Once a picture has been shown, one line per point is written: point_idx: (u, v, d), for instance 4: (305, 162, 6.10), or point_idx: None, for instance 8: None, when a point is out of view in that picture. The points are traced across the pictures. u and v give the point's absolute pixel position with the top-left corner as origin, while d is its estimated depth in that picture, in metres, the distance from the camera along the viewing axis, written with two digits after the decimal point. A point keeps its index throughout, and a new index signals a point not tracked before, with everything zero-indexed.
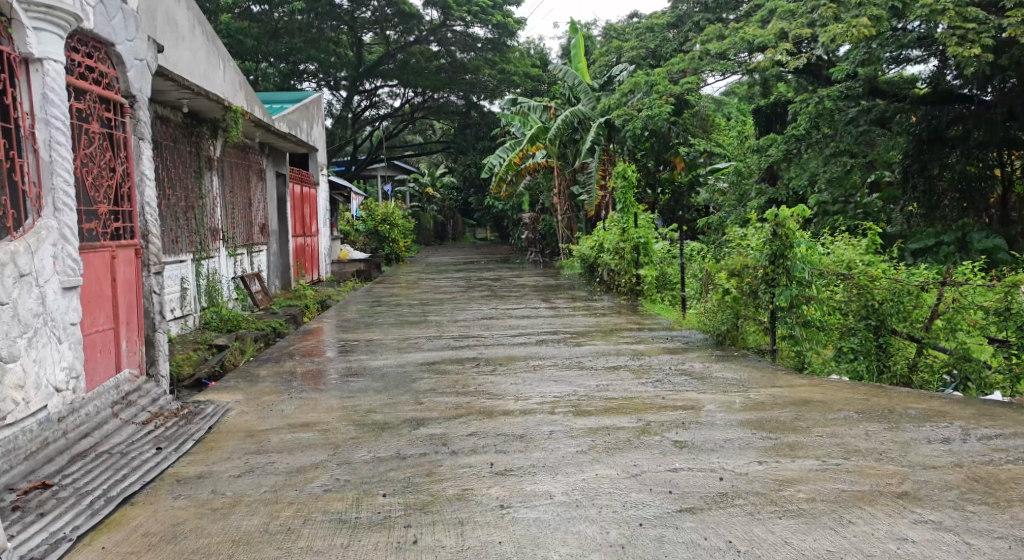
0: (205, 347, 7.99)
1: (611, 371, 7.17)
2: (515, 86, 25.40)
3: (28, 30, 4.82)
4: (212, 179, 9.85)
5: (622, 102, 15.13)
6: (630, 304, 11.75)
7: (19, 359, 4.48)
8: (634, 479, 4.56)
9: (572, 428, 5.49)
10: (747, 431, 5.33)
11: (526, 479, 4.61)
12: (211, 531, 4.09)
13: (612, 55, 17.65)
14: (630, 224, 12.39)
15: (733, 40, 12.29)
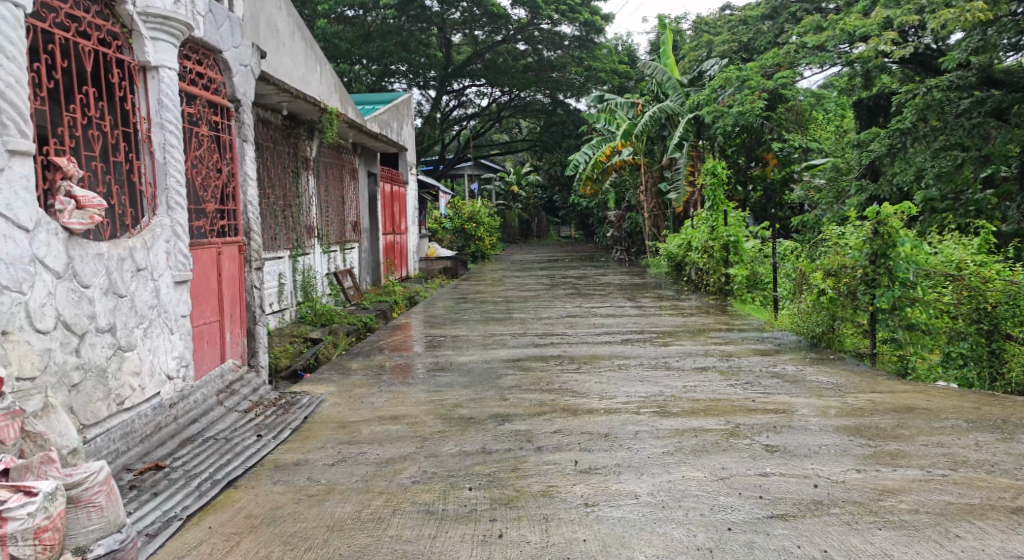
0: (300, 340, 8.34)
1: (699, 372, 7.14)
2: (603, 83, 25.20)
3: (146, 40, 5.10)
4: (309, 179, 10.22)
5: (713, 98, 15.01)
6: (720, 303, 11.61)
7: (135, 348, 4.80)
8: (723, 482, 4.56)
9: (659, 429, 5.52)
10: (844, 437, 5.26)
11: (611, 478, 4.67)
12: (307, 517, 4.29)
13: (702, 50, 17.43)
14: (719, 222, 12.25)
15: (831, 31, 11.98)
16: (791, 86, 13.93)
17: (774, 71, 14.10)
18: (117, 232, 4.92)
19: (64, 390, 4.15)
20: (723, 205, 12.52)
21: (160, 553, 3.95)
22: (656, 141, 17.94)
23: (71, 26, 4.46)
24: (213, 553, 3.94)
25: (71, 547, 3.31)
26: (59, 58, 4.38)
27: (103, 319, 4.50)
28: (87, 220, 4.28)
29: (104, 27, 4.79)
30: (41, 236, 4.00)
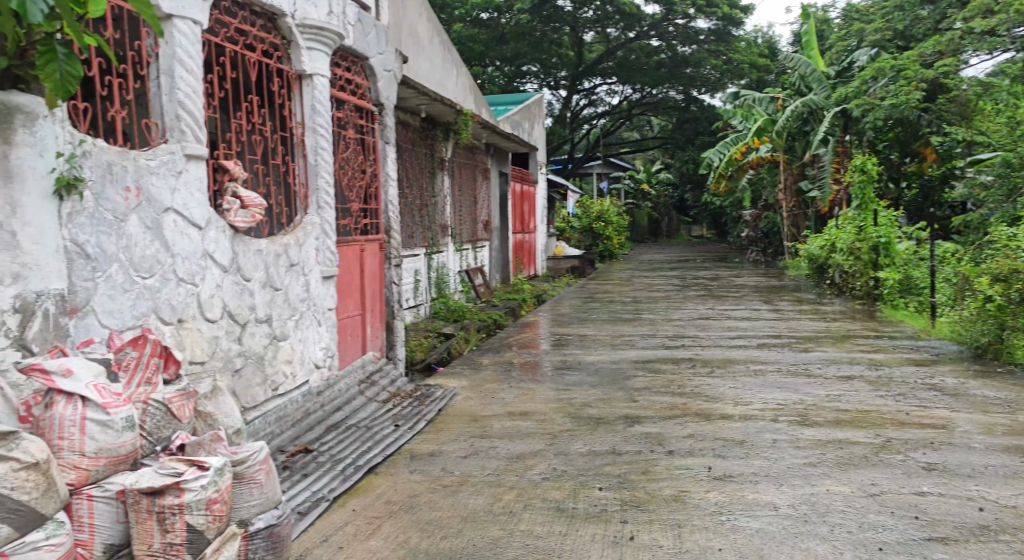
0: (434, 335, 8.61)
1: (844, 381, 6.92)
2: (741, 77, 24.58)
3: (303, 51, 5.44)
4: (444, 179, 10.51)
5: (863, 90, 14.45)
6: (868, 308, 11.14)
7: (289, 338, 5.15)
8: (873, 500, 4.41)
9: (798, 438, 5.42)
10: (1013, 459, 4.98)
11: (747, 487, 4.62)
12: (442, 506, 4.42)
13: (853, 39, 16.47)
14: (869, 222, 11.80)
15: (1004, 15, 11.65)
16: (955, 75, 13.24)
17: (935, 60, 13.62)
18: (274, 230, 5.28)
19: (228, 375, 4.49)
20: (873, 204, 12.05)
21: (310, 531, 4.10)
22: (798, 137, 17.42)
23: (238, 39, 4.84)
24: (357, 534, 4.08)
25: (235, 521, 3.36)
26: (229, 69, 4.76)
27: (262, 310, 4.86)
28: (250, 218, 4.65)
29: (266, 39, 5.16)
30: (211, 233, 4.37)
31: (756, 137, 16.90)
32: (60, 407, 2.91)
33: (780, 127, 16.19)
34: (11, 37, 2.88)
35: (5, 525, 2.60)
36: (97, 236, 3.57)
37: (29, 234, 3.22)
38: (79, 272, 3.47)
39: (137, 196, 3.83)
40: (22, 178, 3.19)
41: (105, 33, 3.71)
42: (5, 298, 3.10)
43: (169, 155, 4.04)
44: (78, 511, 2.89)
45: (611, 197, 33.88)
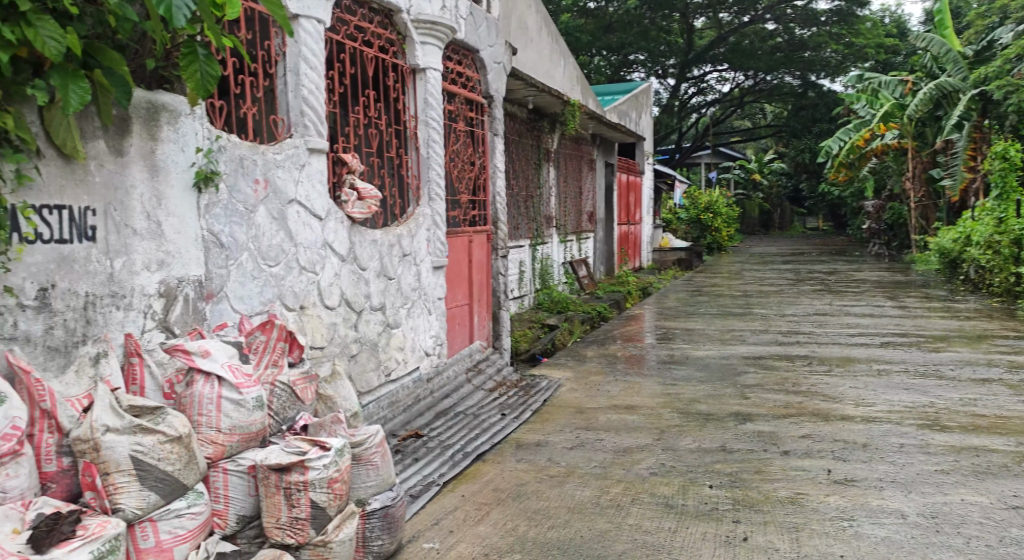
0: (538, 326, 8.70)
1: (980, 384, 6.59)
2: (865, 60, 23.67)
3: (417, 45, 5.57)
4: (550, 171, 10.56)
5: (1006, 70, 13.60)
6: (1007, 306, 10.51)
7: (401, 326, 5.32)
8: (1015, 512, 4.20)
9: (928, 443, 5.22)
10: None
11: (871, 493, 4.49)
12: (549, 496, 4.45)
13: (994, 17, 15.19)
14: (1011, 215, 11.14)
15: None
16: None
17: None
18: (387, 221, 5.44)
19: (345, 359, 4.68)
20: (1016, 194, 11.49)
21: (422, 513, 4.21)
22: (929, 122, 17.01)
23: (357, 36, 5.01)
24: (466, 519, 4.15)
25: (353, 499, 3.52)
26: (349, 65, 4.94)
27: (376, 298, 5.04)
28: (366, 209, 4.82)
29: (383, 35, 5.33)
30: (331, 223, 4.56)
31: (882, 121, 16.26)
32: (199, 385, 3.12)
33: (910, 112, 15.36)
34: (159, 42, 3.09)
35: (152, 493, 2.80)
36: (230, 227, 3.79)
37: (172, 224, 3.45)
38: (214, 260, 3.70)
39: (265, 188, 4.04)
40: (167, 172, 3.42)
41: (239, 35, 3.92)
42: (151, 282, 3.35)
43: (294, 149, 4.23)
44: (215, 483, 3.09)
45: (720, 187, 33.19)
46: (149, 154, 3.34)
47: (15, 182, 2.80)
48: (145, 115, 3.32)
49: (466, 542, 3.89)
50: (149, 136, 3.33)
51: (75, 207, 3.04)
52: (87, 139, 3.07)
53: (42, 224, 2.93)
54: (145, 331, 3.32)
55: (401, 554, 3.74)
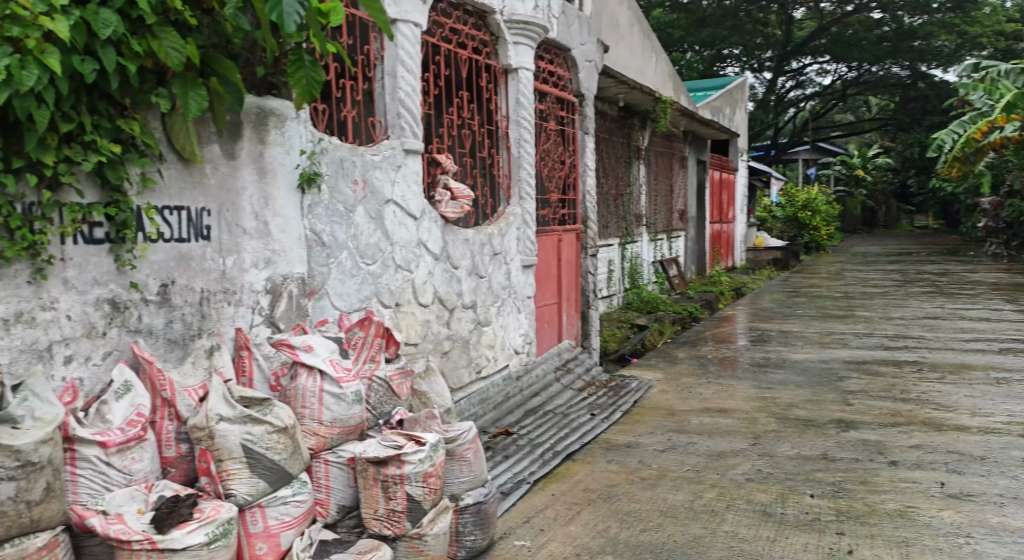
0: (627, 326, 8.66)
1: None
2: (981, 48, 22.34)
3: (510, 45, 5.62)
4: (641, 169, 10.50)
5: None
6: None
7: (491, 324, 5.40)
8: None
9: None
10: None
11: (989, 509, 4.29)
12: (642, 499, 4.43)
13: None
14: None
15: None
16: None
17: None
18: (479, 220, 5.52)
19: (438, 356, 4.79)
20: None
21: (513, 511, 4.25)
22: None
23: (452, 38, 5.10)
24: (557, 518, 4.17)
25: (447, 494, 3.61)
26: (443, 67, 5.02)
27: (468, 296, 5.13)
28: (459, 209, 4.91)
29: (477, 37, 5.41)
30: (425, 223, 4.66)
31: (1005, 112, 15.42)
32: (303, 380, 3.25)
33: None
34: (269, 49, 3.23)
35: (261, 480, 2.94)
36: (331, 226, 3.93)
37: (278, 223, 3.61)
38: (316, 258, 3.85)
39: (364, 188, 4.16)
40: (274, 174, 3.57)
41: (341, 41, 4.05)
42: (259, 280, 3.52)
43: (391, 150, 4.35)
44: (317, 473, 3.23)
45: (819, 184, 32.22)
46: (258, 157, 3.50)
47: (141, 184, 3.00)
48: (255, 120, 3.47)
49: (558, 541, 3.90)
50: (258, 139, 3.49)
51: (193, 208, 3.22)
52: (203, 143, 3.24)
53: (164, 223, 3.12)
54: (253, 326, 3.50)
55: (492, 551, 3.79)
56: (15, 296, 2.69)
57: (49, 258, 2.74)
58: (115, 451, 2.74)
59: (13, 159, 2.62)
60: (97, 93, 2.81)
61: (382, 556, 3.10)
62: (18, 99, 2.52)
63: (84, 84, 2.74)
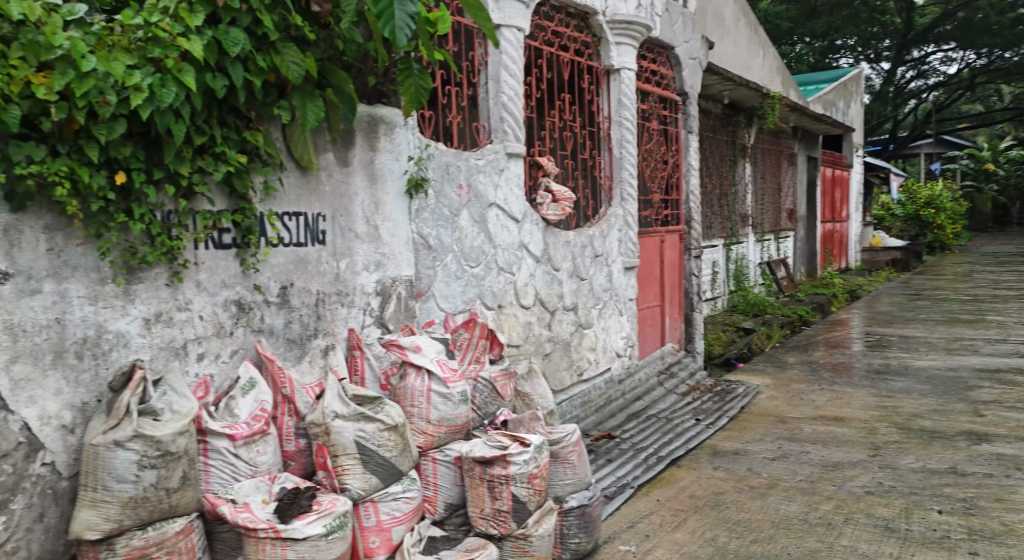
0: (733, 329, 8.52)
1: None
2: None
3: (612, 46, 5.62)
4: (746, 167, 10.29)
5: None
6: None
7: (593, 326, 5.41)
8: None
9: None
10: None
11: None
12: (752, 508, 4.30)
13: None
14: None
15: None
16: None
17: None
18: (581, 221, 5.56)
19: (539, 358, 4.84)
20: None
21: (617, 514, 4.23)
22: None
23: (554, 41, 5.14)
24: (663, 524, 4.12)
25: (551, 496, 3.64)
26: (545, 70, 5.06)
27: (569, 298, 5.16)
28: (560, 211, 4.96)
29: (578, 39, 5.43)
30: (527, 225, 4.72)
31: None
32: (411, 379, 3.37)
33: None
34: (380, 60, 3.36)
35: (373, 476, 3.06)
36: (438, 230, 4.03)
37: (388, 227, 3.73)
38: (423, 261, 3.95)
39: (468, 192, 4.25)
40: (384, 179, 3.70)
41: (446, 48, 4.15)
42: (370, 282, 3.65)
43: (494, 154, 4.43)
44: (425, 471, 3.35)
45: (942, 179, 30.68)
46: (369, 163, 3.63)
47: (264, 192, 3.18)
48: (366, 128, 3.61)
49: (664, 548, 3.87)
50: (369, 146, 3.62)
51: (310, 214, 3.38)
52: (319, 152, 3.40)
53: (283, 229, 3.29)
54: (364, 326, 3.64)
55: (597, 554, 3.80)
56: (155, 297, 2.91)
57: (184, 262, 2.96)
58: (242, 443, 2.90)
59: (155, 170, 2.81)
60: (226, 108, 2.99)
61: (489, 555, 3.19)
62: (160, 115, 2.70)
63: (215, 100, 2.92)
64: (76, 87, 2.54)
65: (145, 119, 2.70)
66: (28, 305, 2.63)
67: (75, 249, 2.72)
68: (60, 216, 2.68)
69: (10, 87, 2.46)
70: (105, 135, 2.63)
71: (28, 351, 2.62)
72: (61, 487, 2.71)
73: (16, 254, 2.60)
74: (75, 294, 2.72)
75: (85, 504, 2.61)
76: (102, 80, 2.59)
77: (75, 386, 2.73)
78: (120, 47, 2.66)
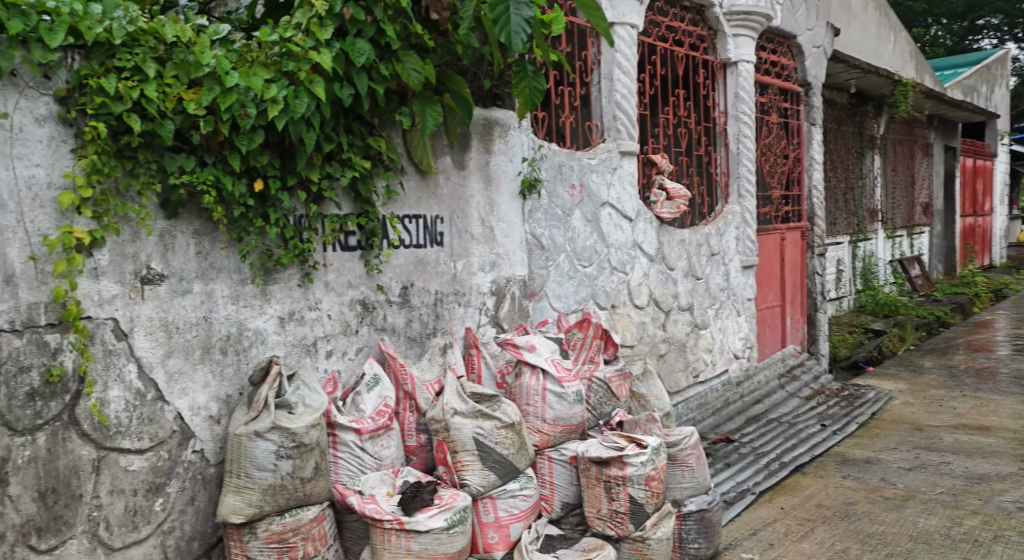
0: (862, 331, 8.21)
1: None
2: None
3: (728, 38, 5.50)
4: (875, 160, 9.87)
5: None
6: None
7: (709, 326, 5.33)
8: None
9: None
10: None
11: None
12: (885, 520, 4.09)
13: None
14: None
15: None
16: None
17: None
18: (696, 220, 5.44)
19: (654, 358, 4.81)
20: None
21: (738, 521, 4.10)
22: None
23: (668, 37, 5.08)
24: (788, 534, 3.95)
25: (669, 500, 3.62)
26: (660, 66, 5.00)
27: (684, 298, 5.10)
28: (675, 209, 4.90)
29: (694, 33, 5.35)
30: (640, 224, 4.70)
31: None
32: (526, 378, 3.43)
33: None
34: (496, 63, 3.41)
35: (492, 473, 3.12)
36: (551, 230, 4.07)
37: (502, 228, 3.79)
38: (537, 261, 4.00)
39: (581, 192, 4.27)
40: (499, 181, 3.76)
41: (562, 47, 4.18)
42: (485, 282, 3.73)
43: (607, 153, 4.44)
44: (541, 469, 3.40)
45: None
46: (485, 165, 3.70)
47: (386, 196, 3.29)
48: (482, 131, 3.67)
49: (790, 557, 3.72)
50: (485, 148, 3.69)
51: (428, 216, 3.48)
52: (437, 156, 3.49)
53: (404, 231, 3.40)
54: (480, 325, 3.72)
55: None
56: (289, 297, 3.08)
57: (315, 264, 3.10)
58: (367, 438, 3.03)
59: (290, 177, 2.96)
60: (352, 116, 3.11)
61: (607, 556, 3.18)
62: (293, 125, 2.84)
63: (343, 109, 3.05)
64: (221, 101, 2.70)
65: (281, 129, 2.85)
66: (180, 305, 2.81)
67: (220, 252, 2.90)
68: (207, 222, 2.87)
69: (165, 103, 2.62)
70: (246, 146, 2.79)
71: (180, 347, 2.81)
72: (209, 473, 2.90)
73: (170, 257, 2.79)
74: (220, 294, 2.90)
75: (231, 489, 2.77)
76: (243, 94, 2.76)
77: (220, 380, 2.91)
78: (259, 63, 2.83)
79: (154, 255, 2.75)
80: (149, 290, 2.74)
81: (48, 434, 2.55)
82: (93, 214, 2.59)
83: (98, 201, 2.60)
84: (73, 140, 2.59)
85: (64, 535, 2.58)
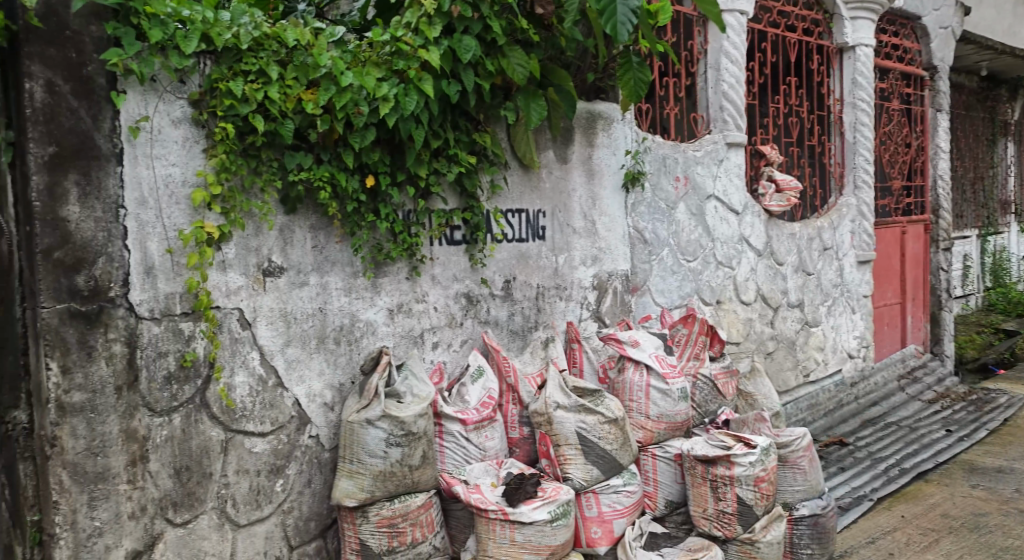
0: (990, 331, 7.58)
1: None
2: None
3: (846, 22, 5.24)
4: (1009, 147, 9.19)
5: None
6: None
7: (821, 324, 5.12)
8: None
9: None
10: None
11: None
12: (1020, 534, 3.81)
13: None
14: None
15: None
16: None
17: None
18: (807, 213, 5.26)
19: (762, 356, 4.67)
20: None
21: (854, 528, 3.91)
22: None
23: (780, 22, 4.89)
24: (910, 544, 3.74)
25: (781, 502, 3.49)
26: (770, 53, 4.84)
27: (794, 295, 4.91)
28: (785, 202, 4.71)
29: (808, 17, 5.13)
30: (748, 217, 4.56)
31: None
32: (630, 372, 3.40)
33: None
34: (600, 56, 3.40)
35: (594, 468, 3.11)
36: (654, 223, 4.01)
37: (605, 222, 3.78)
38: (639, 255, 3.96)
39: (686, 184, 4.19)
40: (601, 174, 3.74)
41: (664, 38, 4.12)
42: (587, 276, 3.72)
43: (713, 145, 4.32)
44: (645, 466, 3.35)
45: None
46: (588, 159, 3.69)
47: (491, 191, 3.34)
48: (585, 124, 3.66)
49: None
50: (587, 142, 3.68)
51: (531, 210, 3.51)
52: (540, 150, 3.51)
53: (508, 226, 3.44)
54: (582, 320, 3.72)
55: None
56: (397, 289, 3.17)
57: (422, 258, 3.18)
58: (473, 428, 3.09)
59: (399, 173, 3.05)
60: (459, 112, 3.18)
61: (714, 556, 3.14)
62: (403, 122, 2.93)
63: (450, 105, 3.12)
64: (338, 101, 2.81)
65: (391, 126, 2.94)
66: (298, 296, 2.95)
67: (335, 246, 3.03)
68: (323, 217, 2.99)
69: (286, 104, 2.75)
70: (359, 143, 2.89)
71: (298, 336, 2.95)
72: (324, 457, 3.04)
73: (289, 250, 2.93)
74: (334, 286, 3.03)
75: (345, 474, 2.89)
76: (357, 93, 2.85)
77: (334, 368, 3.04)
78: (371, 62, 2.93)
79: (275, 248, 2.90)
80: (270, 281, 2.89)
81: (182, 416, 2.72)
82: (222, 210, 2.76)
83: (226, 198, 2.76)
84: (205, 141, 2.74)
85: (196, 510, 2.75)
